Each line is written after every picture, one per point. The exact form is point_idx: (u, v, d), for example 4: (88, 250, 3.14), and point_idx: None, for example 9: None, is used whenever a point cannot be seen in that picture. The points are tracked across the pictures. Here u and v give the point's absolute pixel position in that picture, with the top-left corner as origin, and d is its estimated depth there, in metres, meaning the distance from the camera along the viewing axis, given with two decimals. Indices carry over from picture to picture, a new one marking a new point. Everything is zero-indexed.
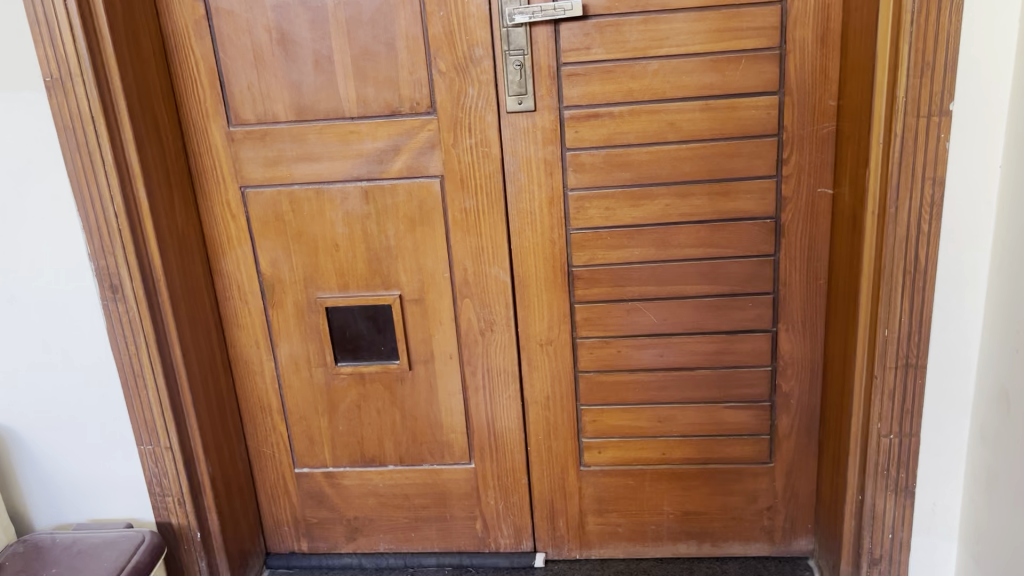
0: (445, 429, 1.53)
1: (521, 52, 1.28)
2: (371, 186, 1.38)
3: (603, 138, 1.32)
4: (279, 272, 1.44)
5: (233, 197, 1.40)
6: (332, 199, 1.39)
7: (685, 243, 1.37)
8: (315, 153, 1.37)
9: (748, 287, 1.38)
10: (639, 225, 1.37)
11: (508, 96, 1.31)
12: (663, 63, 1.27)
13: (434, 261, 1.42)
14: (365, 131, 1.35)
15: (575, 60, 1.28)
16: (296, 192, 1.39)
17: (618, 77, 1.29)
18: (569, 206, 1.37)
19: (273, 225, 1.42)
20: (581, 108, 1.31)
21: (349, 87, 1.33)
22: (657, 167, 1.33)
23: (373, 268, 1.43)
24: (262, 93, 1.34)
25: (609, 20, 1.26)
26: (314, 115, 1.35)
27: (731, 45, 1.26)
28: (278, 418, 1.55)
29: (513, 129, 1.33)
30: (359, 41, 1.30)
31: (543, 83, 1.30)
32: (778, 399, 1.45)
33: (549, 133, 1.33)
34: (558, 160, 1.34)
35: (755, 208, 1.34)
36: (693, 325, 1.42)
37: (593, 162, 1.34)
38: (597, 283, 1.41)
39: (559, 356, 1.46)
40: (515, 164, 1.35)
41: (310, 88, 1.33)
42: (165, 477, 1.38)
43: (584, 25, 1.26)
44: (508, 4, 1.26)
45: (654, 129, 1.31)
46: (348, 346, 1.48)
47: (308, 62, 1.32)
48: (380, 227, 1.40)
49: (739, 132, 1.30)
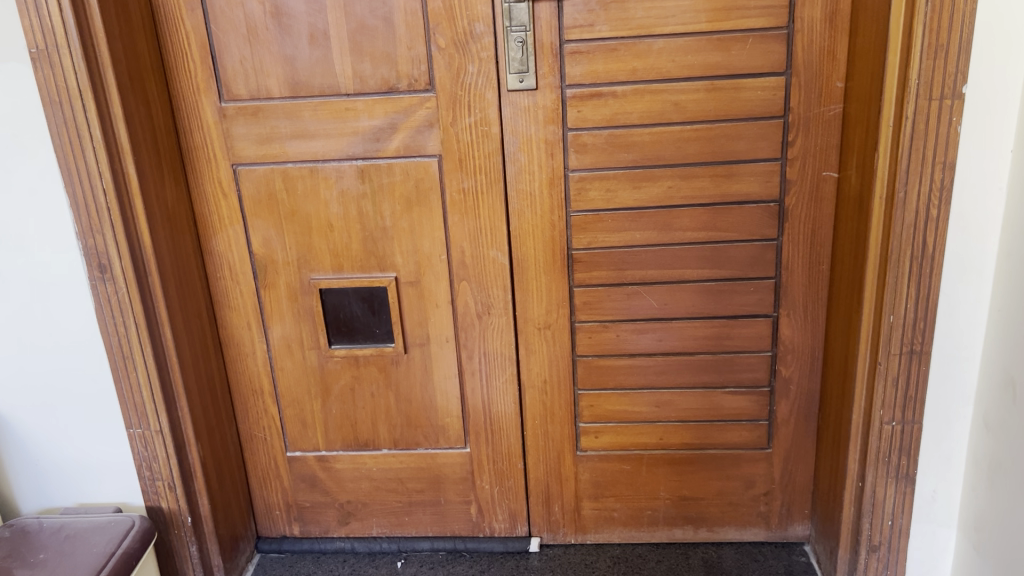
0: (441, 413, 1.50)
1: (523, 30, 1.25)
2: (367, 165, 1.35)
3: (606, 118, 1.29)
4: (271, 252, 1.41)
5: (224, 175, 1.37)
6: (327, 178, 1.36)
7: (687, 226, 1.35)
8: (309, 131, 1.33)
9: (750, 272, 1.36)
10: (640, 207, 1.34)
11: (509, 74, 1.27)
12: (668, 42, 1.24)
13: (431, 242, 1.39)
14: (361, 109, 1.31)
15: (579, 38, 1.25)
16: (290, 171, 1.36)
17: (622, 55, 1.26)
18: (569, 188, 1.34)
19: (266, 204, 1.38)
20: (584, 87, 1.28)
21: (345, 63, 1.29)
22: (660, 149, 1.31)
23: (369, 249, 1.40)
24: (255, 68, 1.30)
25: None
26: (308, 91, 1.31)
27: (738, 24, 1.23)
28: (270, 401, 1.52)
29: (514, 108, 1.30)
30: (356, 15, 1.26)
31: (545, 61, 1.27)
32: (778, 385, 1.43)
33: (550, 113, 1.30)
34: (559, 141, 1.31)
35: (758, 191, 1.31)
36: (693, 310, 1.40)
37: (594, 143, 1.31)
38: (597, 266, 1.39)
39: (557, 341, 1.44)
40: (515, 144, 1.32)
41: (304, 64, 1.30)
42: (155, 461, 1.36)
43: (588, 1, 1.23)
44: None
45: (658, 109, 1.28)
46: (342, 328, 1.45)
47: (303, 37, 1.28)
48: (376, 207, 1.37)
49: (744, 114, 1.27)
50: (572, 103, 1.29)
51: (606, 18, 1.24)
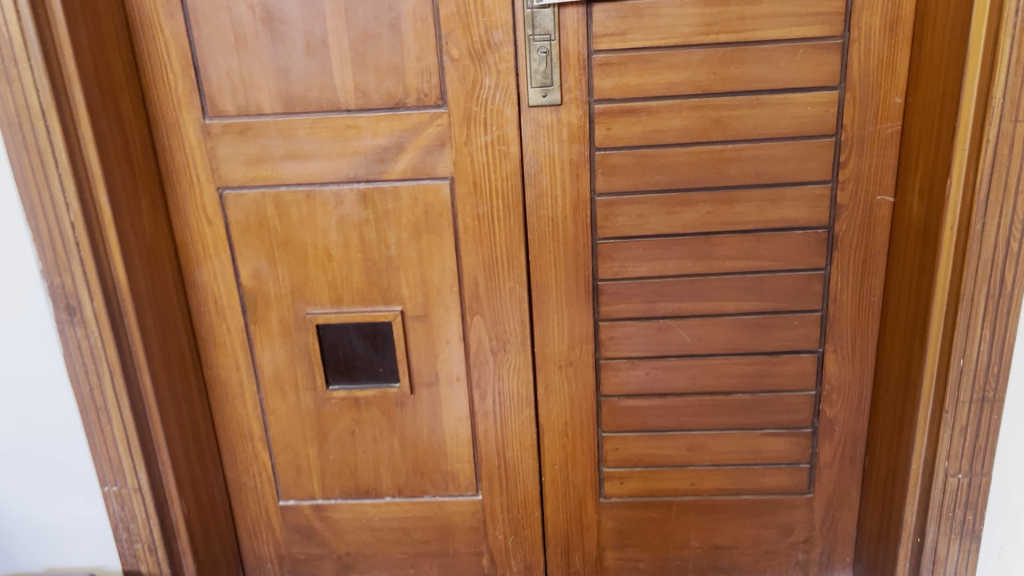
0: (450, 458, 1.36)
1: (548, 39, 1.11)
2: (369, 188, 1.21)
3: (638, 137, 1.16)
4: (262, 285, 1.27)
5: (209, 199, 1.22)
6: (325, 203, 1.21)
7: (726, 255, 1.22)
8: (305, 152, 1.19)
9: (794, 304, 1.24)
10: (674, 235, 1.21)
11: (531, 88, 1.14)
12: (710, 52, 1.11)
13: (441, 273, 1.25)
14: (364, 126, 1.17)
15: (609, 48, 1.12)
16: (283, 195, 1.21)
17: (658, 67, 1.12)
18: (595, 214, 1.21)
19: (256, 231, 1.24)
20: (614, 102, 1.14)
21: (346, 75, 1.15)
22: (698, 170, 1.17)
23: (372, 281, 1.26)
24: (244, 81, 1.16)
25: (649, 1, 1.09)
26: (304, 106, 1.17)
27: (788, 33, 1.10)
28: (261, 446, 1.37)
29: (535, 125, 1.16)
30: (358, 22, 1.12)
31: (572, 73, 1.13)
32: (821, 425, 1.31)
33: (576, 130, 1.16)
34: (585, 161, 1.18)
35: (806, 217, 1.19)
36: (731, 345, 1.27)
37: (625, 164, 1.17)
38: (625, 299, 1.25)
39: (580, 380, 1.30)
40: (536, 165, 1.18)
41: (300, 76, 1.15)
42: (133, 522, 1.21)
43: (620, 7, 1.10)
44: None
45: (696, 127, 1.15)
46: (341, 367, 1.31)
47: (298, 46, 1.14)
48: (380, 234, 1.23)
49: (792, 132, 1.15)
50: (600, 120, 1.15)
51: (640, 26, 1.10)
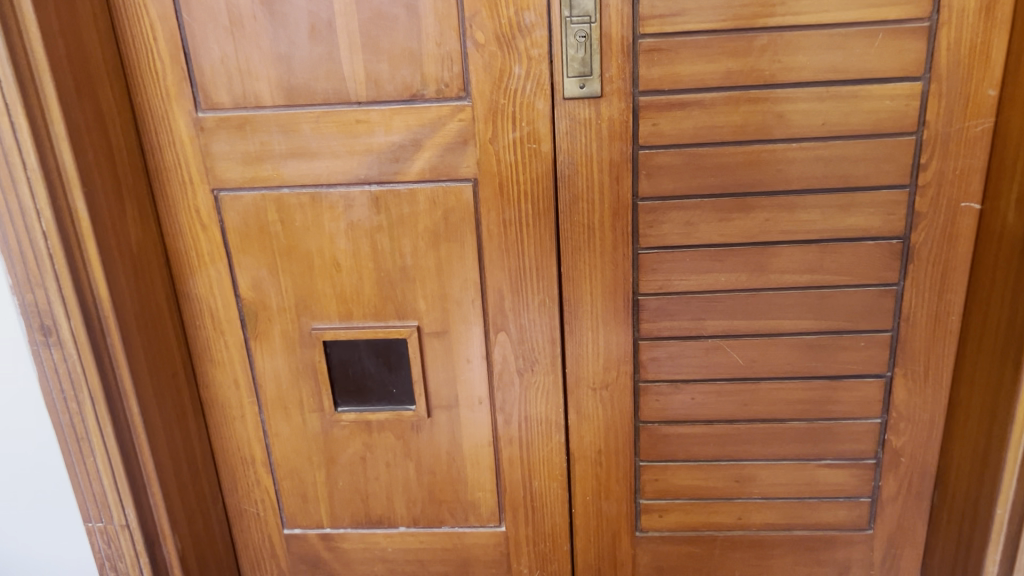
0: (471, 486, 1.24)
1: (588, 22, 0.97)
2: (382, 191, 1.07)
3: (688, 134, 1.02)
4: (264, 297, 1.14)
5: (203, 203, 1.09)
6: (333, 207, 1.08)
7: (785, 268, 1.08)
8: (311, 150, 1.05)
9: (861, 323, 1.10)
10: (727, 245, 1.07)
11: (566, 79, 1.00)
12: (774, 37, 0.97)
13: (462, 285, 1.12)
14: (376, 120, 1.03)
15: (659, 32, 0.97)
16: (286, 197, 1.08)
17: (714, 54, 0.98)
18: (637, 220, 1.07)
19: (256, 238, 1.10)
20: (662, 94, 1.00)
21: (356, 63, 1.01)
22: (756, 173, 1.03)
23: (384, 293, 1.12)
24: (241, 69, 1.02)
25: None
26: (309, 98, 1.03)
27: (866, 15, 0.95)
28: (263, 471, 1.25)
29: (571, 120, 1.02)
30: (370, 2, 0.98)
31: (614, 62, 0.99)
32: (887, 456, 1.17)
33: (617, 127, 1.02)
34: (627, 162, 1.04)
35: (878, 225, 1.05)
36: (787, 368, 1.13)
37: (672, 165, 1.03)
38: (670, 316, 1.12)
39: (617, 403, 1.17)
40: (571, 165, 1.05)
41: (303, 64, 1.01)
42: (120, 560, 1.09)
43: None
44: None
45: (756, 123, 1.01)
46: (350, 388, 1.18)
47: (301, 30, 1.00)
48: (394, 242, 1.10)
49: (866, 130, 1.00)
50: (646, 115, 1.01)
51: (695, 6, 0.96)
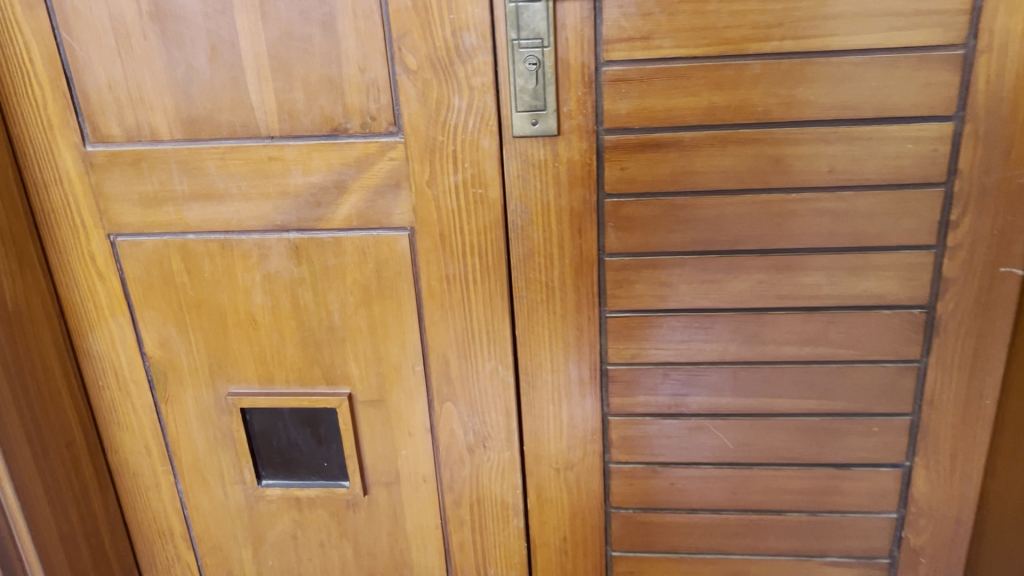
0: (417, 572, 1.07)
1: (540, 46, 0.79)
2: (302, 239, 0.91)
3: (665, 180, 0.84)
4: (173, 355, 0.98)
5: (98, 249, 0.93)
6: (246, 256, 0.92)
7: (782, 339, 0.90)
8: (218, 191, 0.89)
9: (874, 405, 0.92)
10: (712, 311, 0.89)
11: (516, 113, 0.82)
12: (770, 65, 0.79)
13: (400, 349, 0.95)
14: (292, 158, 0.87)
15: (627, 57, 0.80)
16: (192, 244, 0.92)
17: (695, 85, 0.80)
18: (605, 279, 0.89)
19: (161, 290, 0.95)
20: (632, 131, 0.82)
21: (265, 91, 0.84)
22: (746, 228, 0.85)
23: (310, 356, 0.96)
24: (132, 96, 0.86)
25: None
26: (213, 131, 0.86)
27: (884, 39, 0.77)
28: (183, 546, 1.10)
29: (523, 160, 0.85)
30: (279, 18, 0.81)
31: (573, 93, 0.81)
32: (903, 557, 0.99)
33: (578, 170, 0.84)
34: (590, 211, 0.86)
35: (896, 292, 0.86)
36: (785, 453, 0.95)
37: (646, 216, 0.86)
38: (645, 391, 0.94)
39: (584, 488, 1.00)
40: (526, 213, 0.87)
41: (204, 91, 0.85)
42: None
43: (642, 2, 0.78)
44: None
45: (747, 168, 0.83)
46: (276, 458, 1.03)
47: (199, 50, 0.83)
48: (319, 298, 0.93)
49: (883, 179, 0.82)
50: (612, 156, 0.84)
51: (670, 27, 0.78)
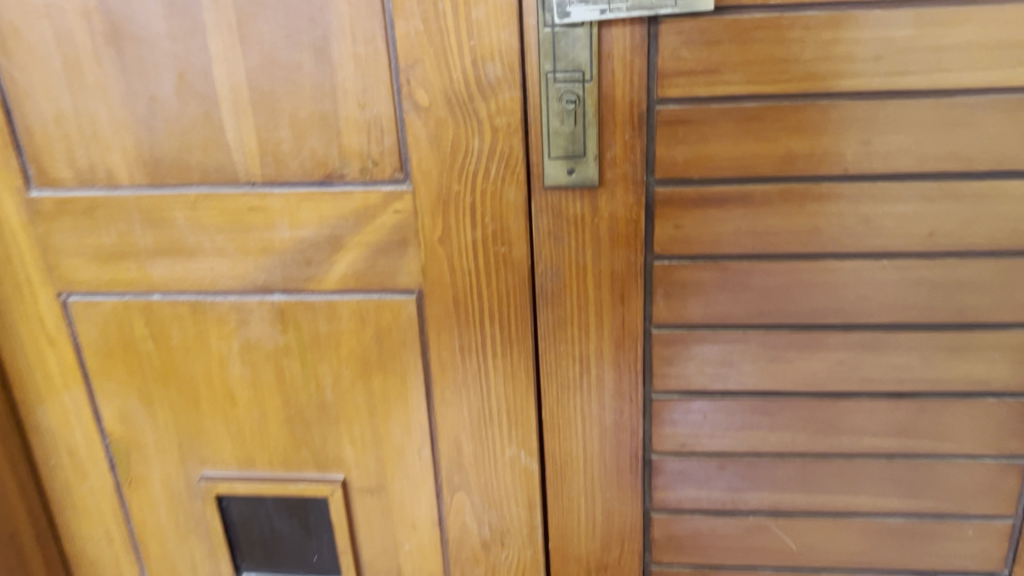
0: None
1: (579, 80, 0.65)
2: (289, 302, 0.76)
3: (727, 241, 0.69)
4: (137, 433, 0.83)
5: (47, 310, 0.78)
6: (222, 321, 0.77)
7: (861, 428, 0.75)
8: (188, 245, 0.74)
9: (968, 506, 0.77)
10: (779, 394, 0.75)
11: (548, 160, 0.68)
12: (861, 107, 0.64)
13: (403, 431, 0.80)
14: (277, 209, 0.72)
15: (687, 94, 0.65)
16: (157, 307, 0.77)
17: (769, 129, 0.65)
18: (650, 355, 0.74)
19: (122, 358, 0.80)
20: (689, 183, 0.68)
21: (245, 129, 0.69)
22: (824, 297, 0.71)
23: (298, 437, 0.82)
24: (85, 133, 0.71)
25: (760, 19, 0.62)
26: (182, 176, 0.72)
27: (1005, 78, 0.62)
28: None
29: (556, 214, 0.70)
30: (261, 42, 0.66)
31: (618, 136, 0.67)
32: None
33: (622, 227, 0.70)
34: (635, 276, 0.71)
35: (1001, 377, 0.72)
36: (859, 558, 0.81)
37: (702, 282, 0.71)
38: (695, 484, 0.79)
39: None
40: (557, 277, 0.72)
41: (171, 129, 0.70)
42: None
43: (708, 28, 0.63)
44: None
45: (828, 229, 0.68)
46: (257, 550, 0.88)
47: (162, 79, 0.68)
48: (309, 371, 0.79)
49: (994, 244, 0.67)
50: (663, 211, 0.69)
51: (742, 59, 0.64)
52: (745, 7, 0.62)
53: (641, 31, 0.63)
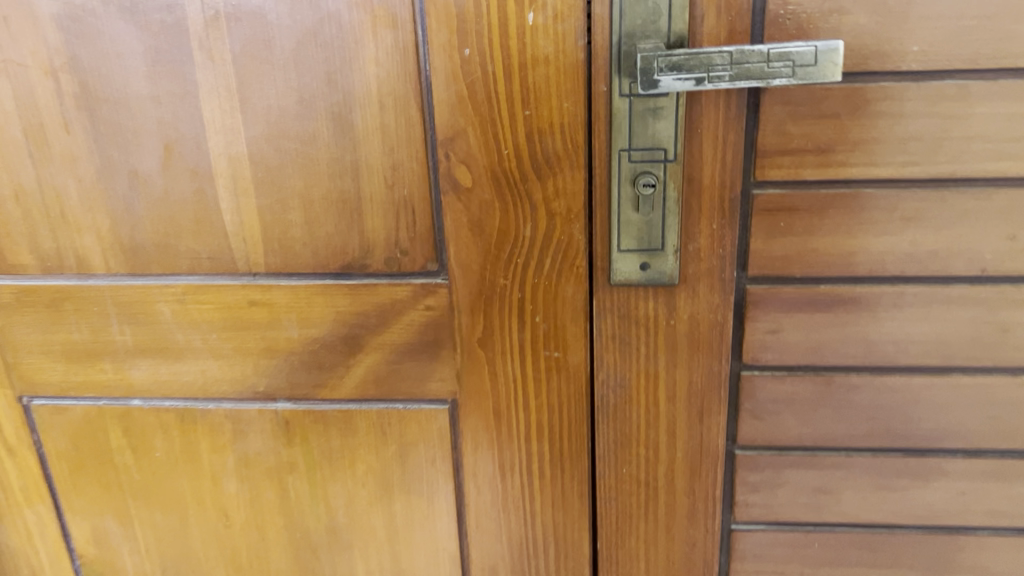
0: None
1: (659, 159, 0.52)
2: (295, 411, 0.63)
3: (831, 352, 0.57)
4: (114, 554, 0.70)
5: (5, 415, 0.66)
6: (215, 432, 0.65)
7: (978, 565, 0.63)
8: (175, 344, 0.62)
9: None
10: (881, 526, 0.63)
11: (616, 252, 0.56)
12: (1007, 197, 0.52)
13: (430, 560, 0.67)
14: (283, 305, 0.59)
15: (792, 177, 0.53)
16: (138, 414, 0.64)
17: (892, 221, 0.53)
18: (730, 479, 0.62)
19: (95, 471, 0.67)
20: (788, 282, 0.55)
21: (246, 211, 0.57)
22: (946, 417, 0.58)
23: (303, 564, 0.69)
24: (51, 213, 0.58)
25: (889, 88, 0.50)
26: (168, 264, 0.59)
27: None
28: None
29: (623, 315, 0.58)
30: (268, 108, 0.54)
31: (703, 225, 0.55)
32: None
33: (705, 332, 0.58)
34: (717, 388, 0.59)
35: None
36: None
37: (799, 398, 0.59)
38: None
39: None
40: (622, 387, 0.60)
41: (155, 209, 0.57)
42: None
43: (823, 98, 0.51)
44: (640, 41, 0.50)
45: (957, 341, 0.56)
46: None
47: (145, 150, 0.56)
48: (318, 490, 0.66)
49: None
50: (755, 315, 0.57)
51: (863, 137, 0.51)
52: (870, 74, 0.50)
53: (739, 100, 0.51)
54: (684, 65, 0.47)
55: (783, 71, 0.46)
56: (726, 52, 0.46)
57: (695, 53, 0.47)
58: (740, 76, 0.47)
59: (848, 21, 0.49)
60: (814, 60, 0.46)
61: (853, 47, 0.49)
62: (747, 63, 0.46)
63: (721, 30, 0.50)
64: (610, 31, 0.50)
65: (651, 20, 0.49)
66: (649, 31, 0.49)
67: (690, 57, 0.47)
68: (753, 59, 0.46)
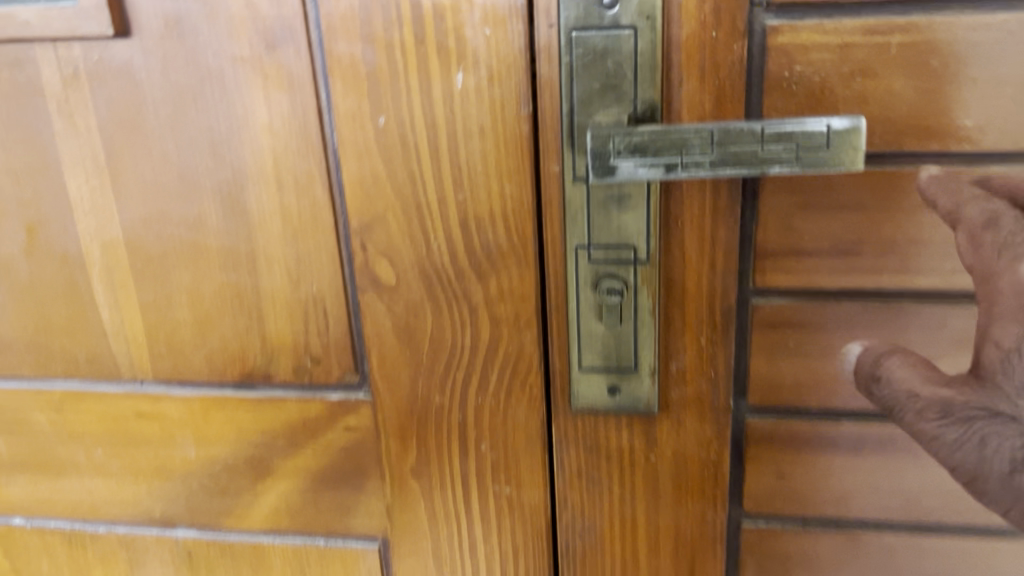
0: None
1: (627, 259, 0.40)
2: (198, 541, 0.52)
3: (857, 503, 0.44)
4: None
5: None
6: (108, 560, 0.54)
7: None
8: (56, 458, 0.51)
9: None
10: None
11: (577, 370, 0.43)
12: None
13: None
14: (177, 417, 0.49)
15: (804, 285, 0.40)
16: (20, 536, 0.54)
17: (938, 343, 0.40)
18: None
19: None
20: (801, 414, 0.43)
21: (126, 308, 0.46)
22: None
23: None
24: None
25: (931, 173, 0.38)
26: (42, 366, 0.49)
27: None
28: None
29: (589, 446, 0.45)
30: (145, 186, 0.44)
31: (689, 341, 0.42)
32: None
33: (693, 471, 0.45)
34: (712, 540, 0.46)
35: None
36: None
37: (816, 556, 0.46)
38: None
39: None
40: (592, 534, 0.48)
41: (22, 302, 0.47)
42: None
43: (842, 184, 0.38)
44: (598, 112, 0.38)
45: None
46: None
47: (6, 234, 0.46)
48: None
49: None
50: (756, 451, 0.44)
51: (895, 235, 0.39)
52: (904, 154, 0.38)
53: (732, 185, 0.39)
54: (654, 145, 0.36)
55: (781, 157, 0.35)
56: (708, 130, 0.35)
57: (668, 129, 0.36)
58: (723, 162, 0.36)
59: (873, 85, 0.37)
60: (825, 143, 0.34)
61: (881, 120, 0.37)
62: (736, 144, 0.35)
63: (706, 95, 0.38)
64: (561, 97, 0.39)
65: (613, 83, 0.37)
66: (609, 99, 0.38)
67: (662, 134, 0.36)
68: (743, 139, 0.35)
